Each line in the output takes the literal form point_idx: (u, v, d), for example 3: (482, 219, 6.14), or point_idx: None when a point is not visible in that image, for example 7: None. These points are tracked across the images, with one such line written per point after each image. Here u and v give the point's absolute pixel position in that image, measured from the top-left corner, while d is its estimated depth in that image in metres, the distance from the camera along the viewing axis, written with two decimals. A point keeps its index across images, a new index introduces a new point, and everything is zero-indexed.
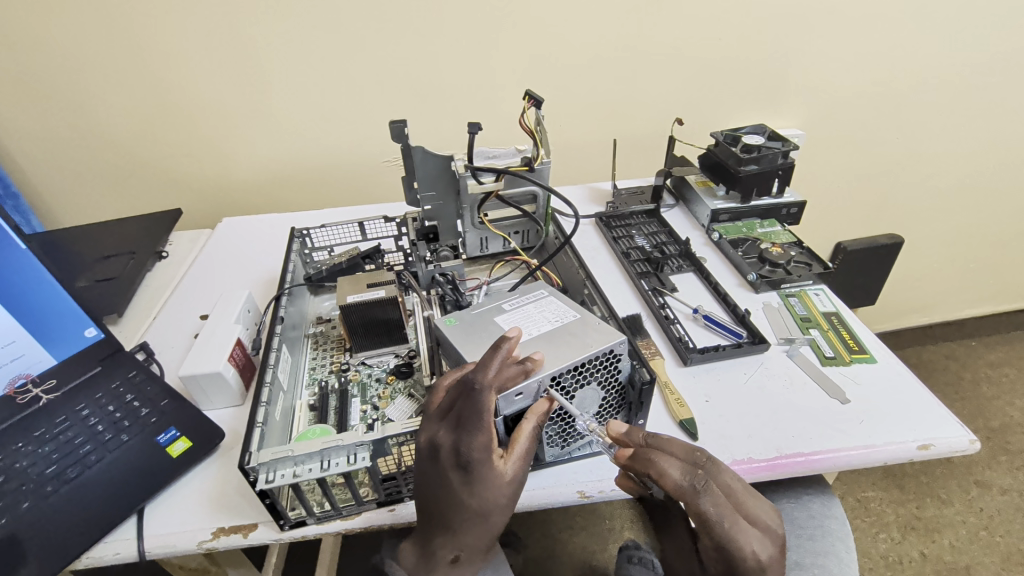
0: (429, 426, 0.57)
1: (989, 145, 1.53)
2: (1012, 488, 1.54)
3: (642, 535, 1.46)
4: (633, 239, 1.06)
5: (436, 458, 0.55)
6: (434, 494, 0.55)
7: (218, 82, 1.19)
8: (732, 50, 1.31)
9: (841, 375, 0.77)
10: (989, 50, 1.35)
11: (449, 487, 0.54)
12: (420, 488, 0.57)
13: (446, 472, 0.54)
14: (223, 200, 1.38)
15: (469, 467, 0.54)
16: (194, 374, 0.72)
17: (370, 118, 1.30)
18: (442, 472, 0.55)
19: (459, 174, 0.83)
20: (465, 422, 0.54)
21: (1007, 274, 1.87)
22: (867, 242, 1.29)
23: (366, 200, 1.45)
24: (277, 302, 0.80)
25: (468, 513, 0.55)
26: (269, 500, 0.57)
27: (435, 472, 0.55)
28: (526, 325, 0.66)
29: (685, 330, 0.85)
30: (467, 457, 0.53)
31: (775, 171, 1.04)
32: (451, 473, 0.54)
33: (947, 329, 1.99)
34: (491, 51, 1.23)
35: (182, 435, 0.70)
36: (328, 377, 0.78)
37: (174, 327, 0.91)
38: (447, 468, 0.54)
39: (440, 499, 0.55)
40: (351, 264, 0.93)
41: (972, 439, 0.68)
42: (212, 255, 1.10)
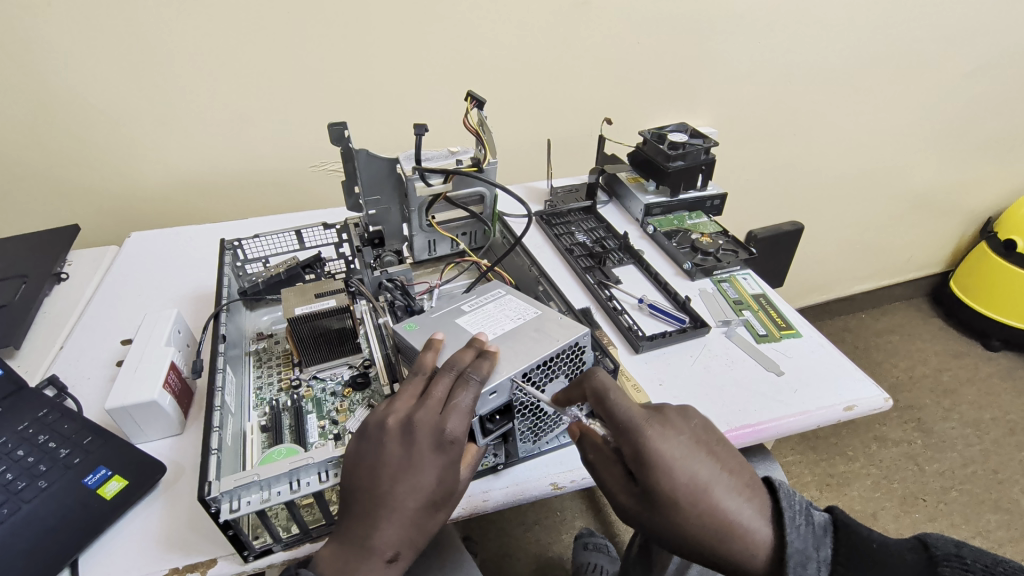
0: (400, 411, 0.55)
1: (867, 139, 1.74)
2: (903, 440, 1.75)
3: (593, 521, 1.51)
4: (574, 236, 1.10)
5: (411, 439, 0.53)
6: (393, 477, 0.52)
7: (119, 84, 1.08)
8: (651, 54, 1.40)
9: (774, 351, 0.85)
10: (864, 57, 1.54)
11: (418, 468, 0.52)
12: (367, 470, 0.52)
13: (420, 455, 0.52)
14: (129, 213, 1.25)
15: (448, 452, 0.53)
16: (124, 405, 0.65)
17: (298, 122, 1.24)
18: (413, 452, 0.52)
19: (407, 176, 0.81)
20: (455, 407, 0.53)
21: (887, 253, 2.14)
22: (774, 229, 1.40)
23: (295, 208, 1.38)
24: (217, 319, 0.74)
25: (424, 498, 0.53)
26: (232, 531, 0.54)
27: (406, 454, 0.53)
28: (490, 325, 0.66)
29: (634, 320, 0.89)
30: (451, 442, 0.53)
31: (699, 167, 1.12)
32: (427, 457, 0.53)
33: (842, 305, 2.23)
34: (424, 52, 1.22)
35: (115, 473, 0.63)
36: (278, 396, 0.74)
37: (88, 355, 0.82)
38: (423, 450, 0.52)
39: (402, 481, 0.52)
40: (290, 275, 0.88)
41: (885, 397, 0.78)
42: (124, 273, 1.00)
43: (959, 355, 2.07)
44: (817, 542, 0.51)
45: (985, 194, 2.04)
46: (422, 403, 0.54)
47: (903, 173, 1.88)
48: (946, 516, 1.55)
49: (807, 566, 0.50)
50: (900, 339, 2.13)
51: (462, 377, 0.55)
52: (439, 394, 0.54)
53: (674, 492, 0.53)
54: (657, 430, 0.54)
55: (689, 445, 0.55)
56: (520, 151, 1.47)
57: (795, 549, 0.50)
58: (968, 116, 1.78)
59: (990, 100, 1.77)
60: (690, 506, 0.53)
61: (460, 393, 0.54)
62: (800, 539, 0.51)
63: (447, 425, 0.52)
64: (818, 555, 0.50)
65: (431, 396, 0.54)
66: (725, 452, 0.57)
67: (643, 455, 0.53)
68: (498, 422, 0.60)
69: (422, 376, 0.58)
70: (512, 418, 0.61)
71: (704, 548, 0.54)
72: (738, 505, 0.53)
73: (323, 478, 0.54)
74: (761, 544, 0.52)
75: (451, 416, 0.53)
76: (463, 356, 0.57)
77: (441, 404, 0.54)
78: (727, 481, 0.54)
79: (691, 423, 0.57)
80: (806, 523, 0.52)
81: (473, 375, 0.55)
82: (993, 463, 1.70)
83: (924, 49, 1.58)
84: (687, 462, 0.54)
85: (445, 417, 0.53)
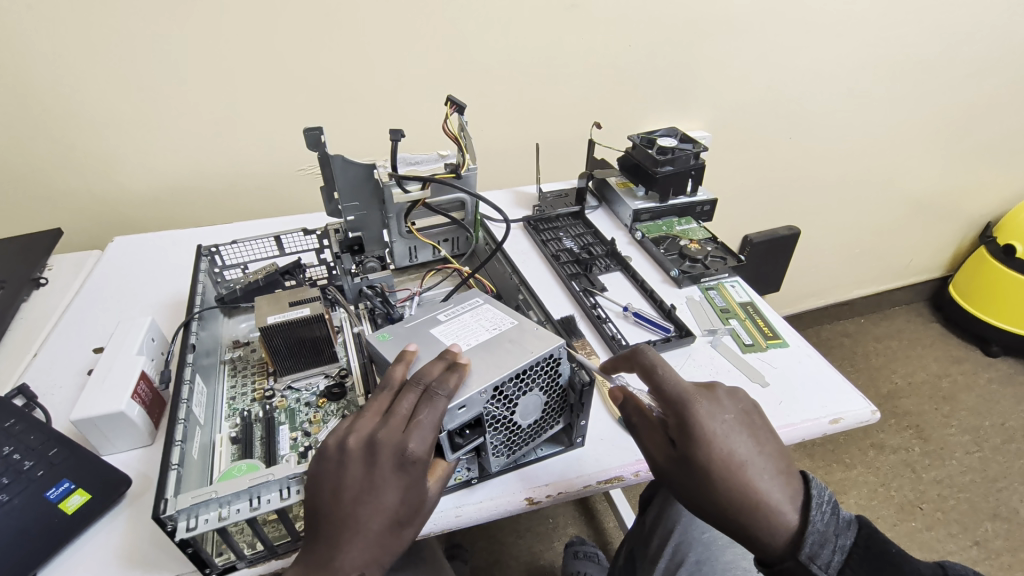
0: (363, 426, 0.53)
1: (863, 142, 1.72)
2: (901, 446, 1.73)
3: (586, 529, 1.49)
4: (562, 241, 1.08)
5: (373, 460, 0.51)
6: (355, 499, 0.51)
7: (101, 86, 1.07)
8: (642, 56, 1.38)
9: (760, 360, 0.83)
10: (859, 59, 1.52)
11: (381, 490, 0.51)
12: (330, 491, 0.51)
13: (384, 473, 0.51)
14: (114, 218, 1.24)
15: (410, 472, 0.51)
16: (89, 416, 0.63)
17: (284, 126, 1.23)
18: (376, 473, 0.51)
19: (384, 182, 0.79)
20: (417, 423, 0.51)
21: (885, 257, 2.11)
22: (768, 234, 1.38)
23: (283, 211, 1.37)
24: (188, 328, 0.73)
25: (388, 518, 0.52)
26: (192, 549, 0.52)
27: (368, 475, 0.51)
28: (463, 336, 0.65)
29: (617, 328, 0.87)
30: (414, 462, 0.51)
31: (688, 172, 1.10)
32: (389, 478, 0.51)
33: (840, 309, 2.21)
34: (410, 55, 1.21)
35: (78, 487, 0.62)
36: (250, 407, 0.72)
37: (62, 363, 0.81)
38: (385, 471, 0.51)
39: (364, 504, 0.51)
40: (268, 282, 0.87)
41: (873, 410, 0.76)
42: (104, 278, 0.98)
43: (957, 360, 2.05)
44: (839, 531, 0.55)
45: (983, 198, 2.02)
46: (385, 421, 0.52)
47: (900, 177, 1.85)
48: (944, 525, 1.52)
49: (825, 545, 0.54)
50: (899, 345, 2.11)
51: (426, 394, 0.53)
52: (404, 411, 0.53)
53: (710, 463, 0.56)
54: (702, 401, 0.58)
55: (733, 425, 0.58)
56: (509, 155, 1.46)
57: (816, 530, 0.54)
58: (965, 120, 1.76)
59: (987, 104, 1.75)
60: (723, 479, 0.56)
61: (424, 410, 0.52)
62: (822, 522, 0.55)
63: (410, 445, 0.51)
64: (837, 541, 0.54)
65: (395, 414, 0.52)
66: (768, 436, 0.60)
67: (690, 423, 0.56)
68: (469, 436, 0.58)
69: (389, 391, 0.56)
70: (483, 432, 0.59)
71: (732, 522, 0.57)
72: (772, 485, 0.56)
73: (285, 495, 0.53)
74: (786, 526, 0.55)
75: (413, 435, 0.51)
76: (431, 369, 0.55)
77: (403, 421, 0.52)
78: (764, 462, 0.57)
79: (738, 405, 0.60)
80: (831, 515, 0.56)
81: (435, 390, 0.53)
82: (991, 471, 1.67)
83: (920, 53, 1.56)
84: (729, 438, 0.57)
85: (407, 437, 0.51)
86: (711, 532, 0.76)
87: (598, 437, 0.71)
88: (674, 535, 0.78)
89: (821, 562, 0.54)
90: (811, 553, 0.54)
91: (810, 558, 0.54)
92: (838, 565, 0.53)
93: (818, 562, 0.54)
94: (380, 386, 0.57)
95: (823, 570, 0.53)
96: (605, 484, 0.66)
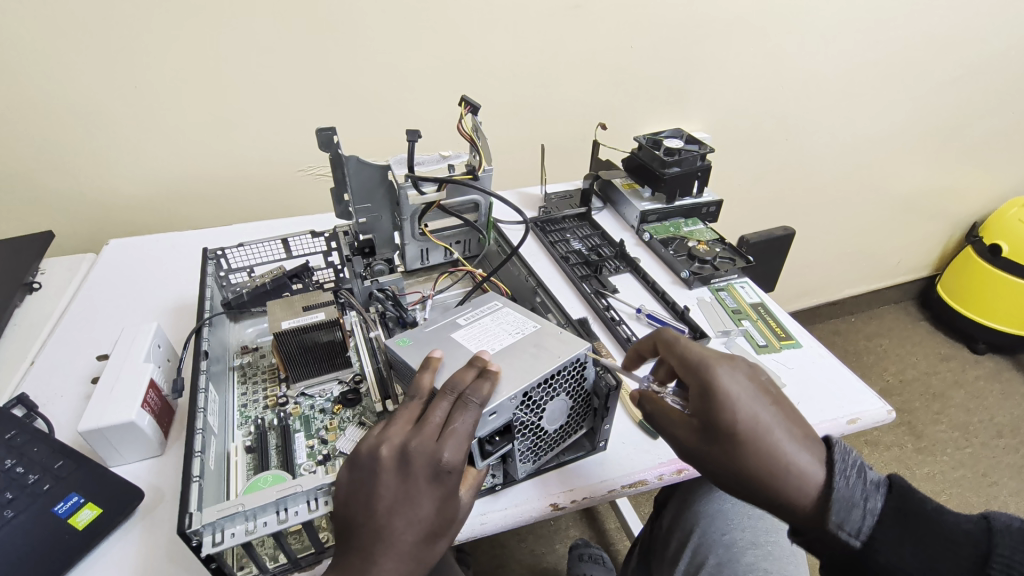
0: (397, 434, 0.51)
1: (857, 144, 1.74)
2: (894, 443, 1.76)
3: (588, 531, 1.49)
4: (569, 242, 1.08)
5: (407, 469, 0.50)
6: (389, 509, 0.49)
7: (94, 85, 1.03)
8: (644, 58, 1.39)
9: (775, 362, 0.83)
10: (852, 63, 1.55)
11: (415, 500, 0.50)
12: (362, 501, 0.49)
13: (420, 481, 0.50)
14: (108, 221, 1.21)
15: (445, 481, 0.50)
16: (99, 427, 0.60)
17: (285, 126, 1.21)
18: (410, 482, 0.50)
19: (399, 184, 0.77)
20: (458, 428, 0.50)
21: (876, 257, 2.15)
22: (766, 234, 1.38)
23: (282, 213, 1.34)
24: (199, 335, 0.71)
25: (422, 529, 0.51)
26: (215, 564, 0.50)
27: (401, 485, 0.50)
28: (487, 340, 0.64)
29: (632, 330, 0.87)
30: (449, 472, 0.50)
31: (695, 173, 1.10)
32: (423, 487, 0.50)
33: (832, 308, 2.25)
34: (413, 55, 1.19)
35: (88, 502, 0.60)
36: (263, 414, 0.71)
37: (63, 371, 0.78)
38: (418, 481, 0.50)
39: (397, 514, 0.50)
40: (277, 286, 0.84)
41: (888, 409, 0.76)
42: (101, 281, 0.95)
43: (946, 358, 2.09)
44: (868, 495, 0.55)
45: (970, 199, 2.07)
46: (417, 430, 0.51)
47: (891, 178, 1.89)
48: None
49: (852, 511, 0.53)
50: (889, 343, 2.15)
51: (461, 401, 0.52)
52: (437, 419, 0.52)
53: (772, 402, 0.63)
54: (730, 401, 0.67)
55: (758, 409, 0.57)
56: (511, 156, 1.45)
57: (842, 496, 0.54)
58: (955, 121, 1.80)
59: (975, 106, 1.78)
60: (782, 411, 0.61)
61: (458, 418, 0.51)
62: (848, 488, 0.54)
63: (445, 454, 0.50)
64: (866, 506, 0.54)
65: (428, 423, 0.51)
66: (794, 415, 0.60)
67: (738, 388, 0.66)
68: (498, 443, 0.57)
69: (418, 399, 0.55)
70: (512, 438, 0.58)
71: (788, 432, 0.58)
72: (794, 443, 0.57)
73: (313, 507, 0.51)
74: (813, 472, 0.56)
75: (448, 444, 0.50)
76: (465, 376, 0.54)
77: (436, 430, 0.51)
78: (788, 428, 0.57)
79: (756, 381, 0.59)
80: (858, 479, 0.56)
81: (470, 398, 0.52)
82: (981, 466, 1.70)
83: (913, 54, 1.59)
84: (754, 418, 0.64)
85: (443, 446, 0.50)
86: (730, 534, 0.75)
87: (620, 441, 0.70)
88: (693, 538, 0.78)
89: (850, 529, 0.53)
90: (840, 521, 0.53)
91: (839, 526, 0.53)
92: (871, 527, 0.53)
93: (847, 529, 0.53)
94: (412, 394, 0.55)
95: (852, 535, 0.53)
96: (629, 488, 0.66)
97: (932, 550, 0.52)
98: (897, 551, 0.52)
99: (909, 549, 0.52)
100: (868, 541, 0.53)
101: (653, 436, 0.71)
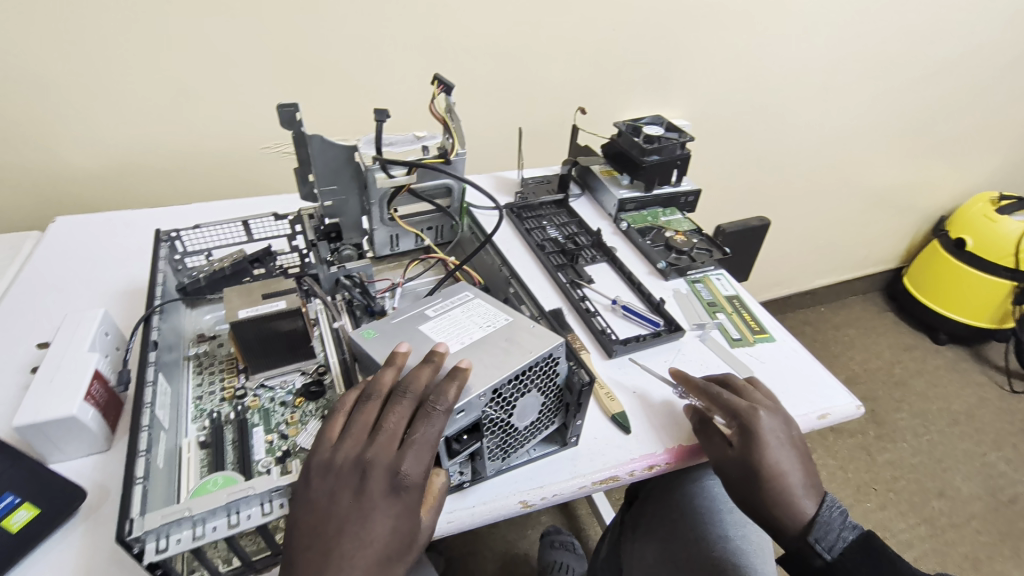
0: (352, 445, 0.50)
1: (833, 137, 1.75)
2: (859, 430, 1.80)
3: (560, 517, 1.49)
4: (545, 230, 1.05)
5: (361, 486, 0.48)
6: (340, 528, 0.48)
7: (32, 48, 0.95)
8: (625, 42, 1.36)
9: (748, 355, 0.83)
10: (831, 53, 1.54)
11: (368, 517, 0.48)
12: (313, 517, 0.48)
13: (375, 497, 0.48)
14: (56, 197, 1.13)
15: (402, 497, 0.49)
16: (36, 422, 0.56)
17: (249, 102, 1.14)
18: (365, 496, 0.48)
19: (366, 166, 0.74)
20: (414, 442, 0.49)
21: (848, 249, 2.19)
22: (741, 224, 1.38)
23: (247, 193, 1.28)
24: (148, 324, 0.67)
25: (374, 551, 0.48)
26: (160, 570, 0.47)
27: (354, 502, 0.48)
28: (455, 334, 0.61)
29: (607, 322, 0.85)
30: (407, 485, 0.49)
31: (674, 161, 1.09)
32: (379, 504, 0.48)
33: (804, 298, 2.28)
34: (385, 28, 1.14)
35: (23, 502, 0.56)
36: (220, 407, 0.67)
37: (1, 358, 0.73)
38: (375, 497, 0.48)
39: (349, 533, 0.48)
40: (236, 270, 0.80)
41: (857, 405, 0.77)
42: (45, 261, 0.89)
43: (909, 348, 2.15)
44: (844, 527, 0.65)
45: (939, 194, 2.11)
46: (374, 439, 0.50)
47: (865, 171, 1.91)
48: (896, 504, 1.60)
49: (829, 532, 0.64)
50: (856, 333, 2.20)
51: (423, 409, 0.50)
52: (394, 428, 0.50)
53: None
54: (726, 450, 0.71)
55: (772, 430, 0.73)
56: (488, 139, 1.41)
57: (824, 520, 0.64)
58: (928, 116, 1.82)
59: (948, 101, 1.81)
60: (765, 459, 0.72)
61: (416, 428, 0.49)
62: (828, 516, 0.65)
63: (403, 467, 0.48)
64: (841, 533, 0.65)
65: (385, 432, 0.50)
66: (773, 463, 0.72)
67: None
68: (466, 442, 0.55)
69: (376, 401, 0.52)
70: (480, 437, 0.56)
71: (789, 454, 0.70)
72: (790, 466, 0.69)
73: (266, 510, 0.49)
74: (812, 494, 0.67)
75: (406, 456, 0.49)
76: (423, 375, 0.52)
77: (393, 439, 0.50)
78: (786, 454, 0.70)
79: (789, 423, 0.68)
80: (839, 513, 0.66)
81: (428, 404, 0.50)
82: (938, 452, 1.76)
83: (891, 47, 1.59)
84: None
85: (402, 455, 0.49)
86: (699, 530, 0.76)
87: (592, 436, 0.69)
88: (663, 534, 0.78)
89: (825, 545, 0.64)
90: (819, 537, 0.64)
91: (818, 541, 0.64)
92: (840, 549, 0.64)
93: (823, 544, 0.64)
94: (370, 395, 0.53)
95: (824, 549, 0.63)
96: (600, 485, 0.65)
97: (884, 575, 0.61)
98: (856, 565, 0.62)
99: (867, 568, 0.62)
100: (836, 558, 0.63)
101: (626, 431, 0.69)
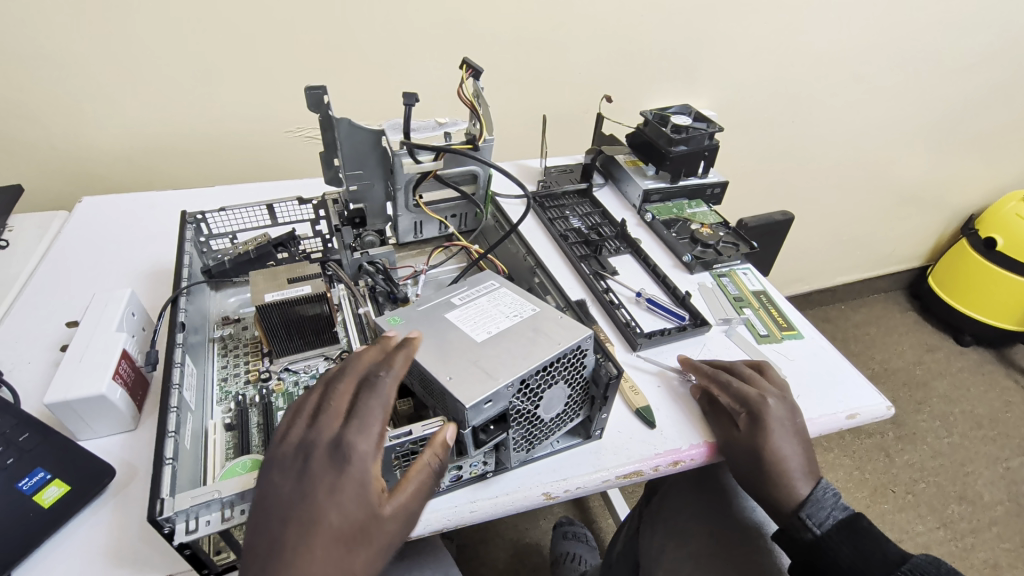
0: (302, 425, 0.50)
1: (863, 131, 1.71)
2: (878, 430, 1.78)
3: (572, 508, 1.49)
4: (568, 220, 1.03)
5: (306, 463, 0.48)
6: (287, 512, 0.47)
7: (62, 28, 0.95)
8: (654, 29, 1.32)
9: (775, 352, 0.81)
10: (866, 44, 1.50)
11: (313, 496, 0.47)
12: (263, 500, 0.47)
13: (318, 473, 0.47)
14: (83, 177, 1.14)
15: (347, 474, 0.47)
16: (66, 400, 0.56)
17: (273, 85, 1.14)
18: (310, 473, 0.48)
19: (393, 151, 0.73)
20: (358, 415, 0.49)
21: (873, 246, 2.14)
22: (764, 217, 1.35)
23: (269, 177, 1.28)
24: (176, 305, 0.67)
25: (319, 539, 0.46)
26: (190, 551, 0.49)
27: (299, 483, 0.47)
28: (482, 322, 0.60)
29: (631, 315, 0.84)
30: (351, 457, 0.48)
31: (701, 153, 1.06)
32: (324, 481, 0.47)
33: (825, 295, 2.24)
34: (412, 12, 1.12)
35: (55, 478, 0.56)
36: (244, 390, 0.67)
37: (31, 335, 0.73)
38: (319, 475, 0.47)
39: (296, 515, 0.46)
40: (260, 254, 0.80)
41: (886, 406, 0.75)
42: (74, 241, 0.90)
43: (931, 348, 2.11)
44: (835, 504, 0.63)
45: (970, 191, 2.05)
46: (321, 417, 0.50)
47: (894, 166, 1.86)
48: (914, 506, 1.57)
49: (819, 509, 0.62)
50: (877, 332, 2.16)
51: (368, 381, 0.51)
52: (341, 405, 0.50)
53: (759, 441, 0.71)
54: None
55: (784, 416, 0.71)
56: (511, 126, 1.39)
57: (816, 496, 0.63)
58: (963, 110, 1.76)
59: (985, 96, 1.75)
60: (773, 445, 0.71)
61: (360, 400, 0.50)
62: (821, 492, 0.63)
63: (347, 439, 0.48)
64: (832, 510, 0.63)
65: (331, 408, 0.50)
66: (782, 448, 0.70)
67: None
68: (493, 432, 0.55)
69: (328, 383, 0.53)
70: (507, 428, 0.55)
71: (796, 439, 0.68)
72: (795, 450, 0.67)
73: None
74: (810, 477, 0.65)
75: (349, 428, 0.48)
76: (372, 351, 0.53)
77: (339, 415, 0.50)
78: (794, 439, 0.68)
79: (796, 412, 0.67)
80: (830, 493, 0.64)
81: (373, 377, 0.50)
82: (959, 455, 1.73)
83: (929, 39, 1.54)
84: None
85: (346, 428, 0.49)
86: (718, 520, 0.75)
87: (617, 430, 0.68)
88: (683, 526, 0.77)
89: (814, 519, 0.62)
90: (810, 512, 0.62)
91: (808, 517, 0.62)
92: (829, 526, 0.61)
93: (813, 518, 0.62)
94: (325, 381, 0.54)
95: (814, 524, 0.62)
96: (624, 479, 0.64)
97: (867, 550, 0.60)
98: (841, 542, 0.60)
99: (853, 544, 0.60)
100: (823, 533, 0.61)
101: (650, 426, 0.69)
